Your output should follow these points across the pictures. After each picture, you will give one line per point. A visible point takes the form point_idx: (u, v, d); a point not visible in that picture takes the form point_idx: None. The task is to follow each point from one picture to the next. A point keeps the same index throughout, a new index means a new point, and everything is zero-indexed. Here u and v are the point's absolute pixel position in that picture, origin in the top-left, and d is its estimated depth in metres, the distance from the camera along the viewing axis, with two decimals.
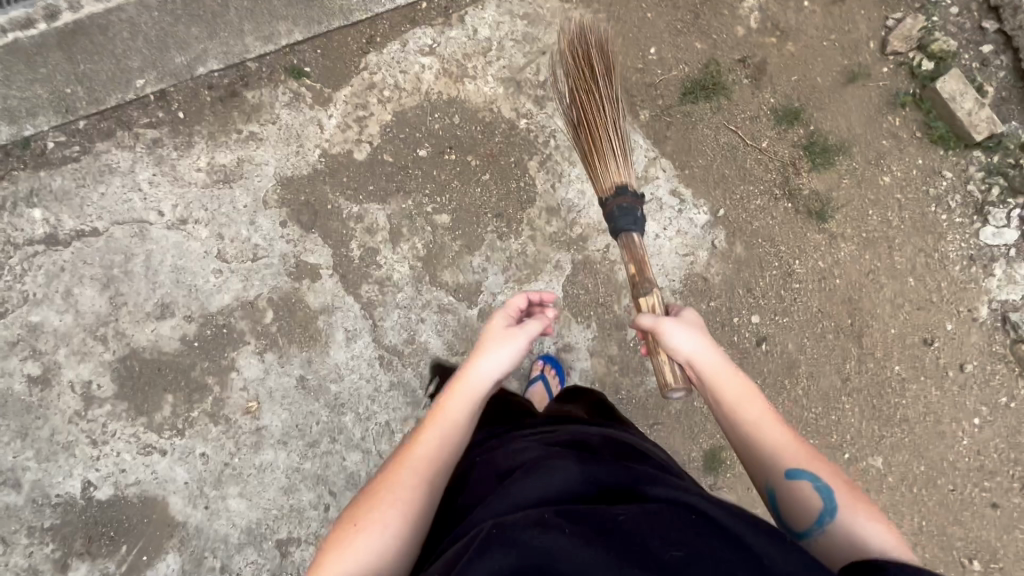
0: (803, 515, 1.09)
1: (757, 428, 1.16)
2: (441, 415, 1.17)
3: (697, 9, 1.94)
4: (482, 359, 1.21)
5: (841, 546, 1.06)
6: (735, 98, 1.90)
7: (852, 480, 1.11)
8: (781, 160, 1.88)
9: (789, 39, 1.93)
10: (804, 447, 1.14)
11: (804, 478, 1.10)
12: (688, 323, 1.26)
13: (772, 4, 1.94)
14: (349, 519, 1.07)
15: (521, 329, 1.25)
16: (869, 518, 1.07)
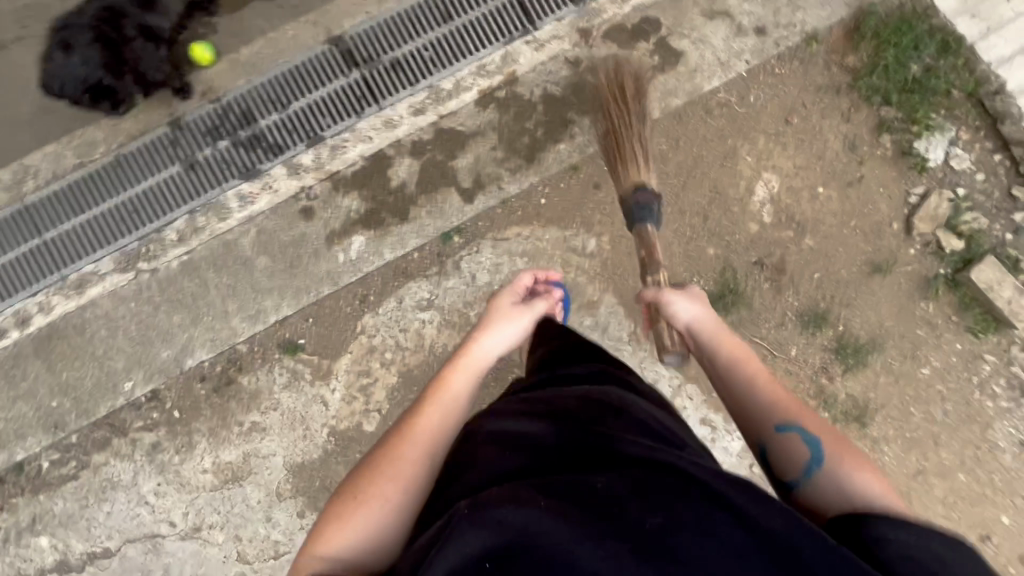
0: (788, 468, 1.02)
1: (751, 387, 1.13)
2: (446, 390, 1.14)
3: (705, 209, 1.81)
4: (486, 337, 1.23)
5: (831, 499, 0.96)
6: (757, 306, 1.79)
7: (848, 438, 1.03)
8: (813, 368, 1.78)
9: (807, 232, 1.81)
10: (798, 404, 1.09)
11: (794, 430, 1.04)
12: (689, 295, 1.27)
13: (784, 194, 1.81)
14: (348, 493, 1.00)
15: (520, 312, 1.28)
16: (863, 474, 0.97)
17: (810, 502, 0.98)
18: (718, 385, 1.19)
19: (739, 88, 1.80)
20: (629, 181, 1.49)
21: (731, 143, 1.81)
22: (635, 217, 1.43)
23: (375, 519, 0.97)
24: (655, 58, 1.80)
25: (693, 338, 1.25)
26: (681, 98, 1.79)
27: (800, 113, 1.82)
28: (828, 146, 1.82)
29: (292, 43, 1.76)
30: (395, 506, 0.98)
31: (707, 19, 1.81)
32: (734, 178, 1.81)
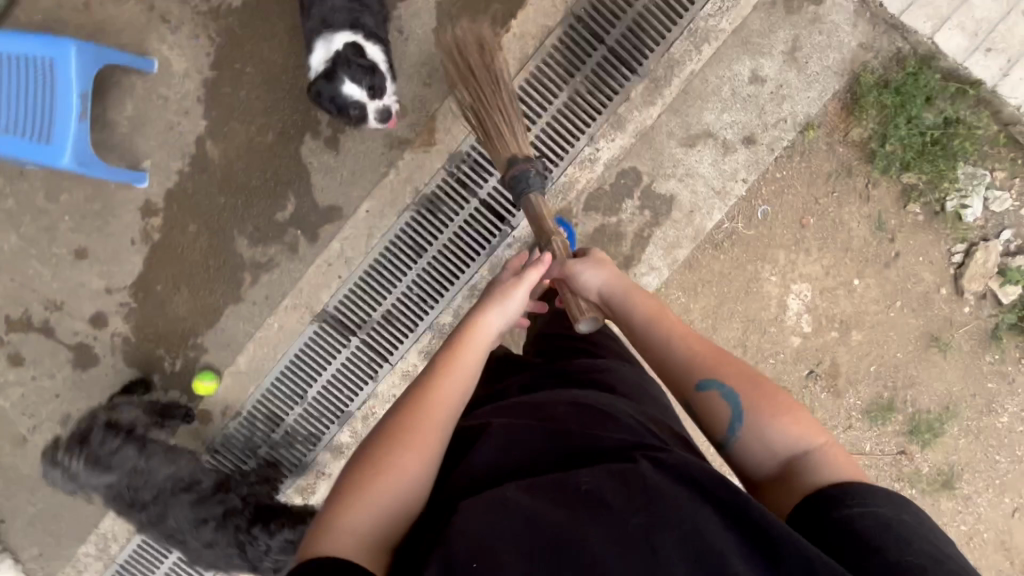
0: (714, 428, 0.90)
1: (666, 340, 0.97)
2: (462, 364, 0.91)
3: (742, 342, 1.74)
4: (498, 312, 0.96)
5: (754, 457, 0.87)
6: (821, 417, 1.76)
7: (772, 381, 0.90)
8: (891, 454, 1.78)
9: (853, 329, 1.73)
10: (721, 355, 0.94)
11: (714, 389, 0.91)
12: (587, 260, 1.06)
13: (818, 299, 1.72)
14: (368, 463, 0.79)
15: (530, 273, 1.00)
16: (797, 424, 0.86)
17: (740, 460, 0.89)
18: (625, 336, 1.03)
19: (743, 210, 1.66)
20: (508, 153, 1.14)
21: (751, 268, 1.70)
22: (519, 188, 1.10)
23: (385, 507, 0.75)
24: (646, 213, 1.65)
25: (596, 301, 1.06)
26: (687, 245, 1.66)
27: (815, 211, 1.67)
28: (852, 234, 1.68)
29: (281, 334, 1.70)
30: (411, 496, 0.77)
31: (687, 148, 1.63)
32: (764, 302, 1.72)
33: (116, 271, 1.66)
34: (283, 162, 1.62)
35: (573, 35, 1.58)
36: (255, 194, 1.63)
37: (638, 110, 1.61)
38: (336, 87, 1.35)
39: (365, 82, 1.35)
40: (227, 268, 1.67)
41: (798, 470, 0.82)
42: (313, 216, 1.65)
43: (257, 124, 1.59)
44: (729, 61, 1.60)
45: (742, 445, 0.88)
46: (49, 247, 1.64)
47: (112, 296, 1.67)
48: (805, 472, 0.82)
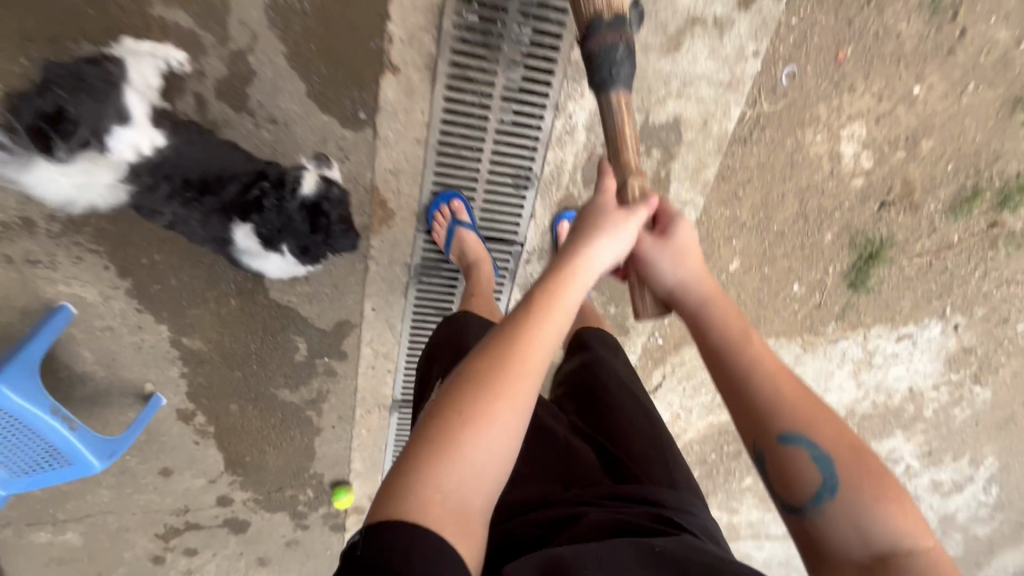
0: (797, 487, 0.75)
1: (749, 370, 0.81)
2: (557, 307, 0.79)
3: (801, 213, 1.57)
4: (606, 242, 0.82)
5: (839, 537, 0.72)
6: (903, 237, 1.65)
7: (882, 466, 0.74)
8: (981, 231, 1.68)
9: (922, 139, 1.48)
10: (817, 409, 0.77)
11: (804, 445, 0.75)
12: (673, 240, 0.87)
13: (877, 130, 1.45)
14: (458, 409, 0.70)
15: (642, 209, 0.84)
16: (901, 514, 0.70)
17: (820, 535, 0.73)
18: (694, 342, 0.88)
19: (763, 85, 1.32)
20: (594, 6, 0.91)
21: (791, 141, 1.42)
22: (599, 74, 0.89)
23: (471, 469, 0.67)
24: (654, 152, 1.36)
25: (667, 289, 0.89)
26: (713, 161, 1.40)
27: (852, 38, 1.30)
28: (902, 38, 1.32)
29: (373, 434, 1.74)
30: (497, 462, 0.70)
31: (674, 54, 1.25)
32: (814, 165, 1.48)
33: (204, 466, 1.69)
34: (265, 314, 1.45)
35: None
36: (263, 353, 1.51)
37: None
38: (292, 207, 1.18)
39: (287, 184, 1.17)
40: (289, 416, 1.65)
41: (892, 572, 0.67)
42: (328, 341, 1.52)
43: (214, 297, 1.40)
44: None
45: (827, 521, 0.73)
46: (137, 480, 1.68)
47: (218, 482, 1.74)
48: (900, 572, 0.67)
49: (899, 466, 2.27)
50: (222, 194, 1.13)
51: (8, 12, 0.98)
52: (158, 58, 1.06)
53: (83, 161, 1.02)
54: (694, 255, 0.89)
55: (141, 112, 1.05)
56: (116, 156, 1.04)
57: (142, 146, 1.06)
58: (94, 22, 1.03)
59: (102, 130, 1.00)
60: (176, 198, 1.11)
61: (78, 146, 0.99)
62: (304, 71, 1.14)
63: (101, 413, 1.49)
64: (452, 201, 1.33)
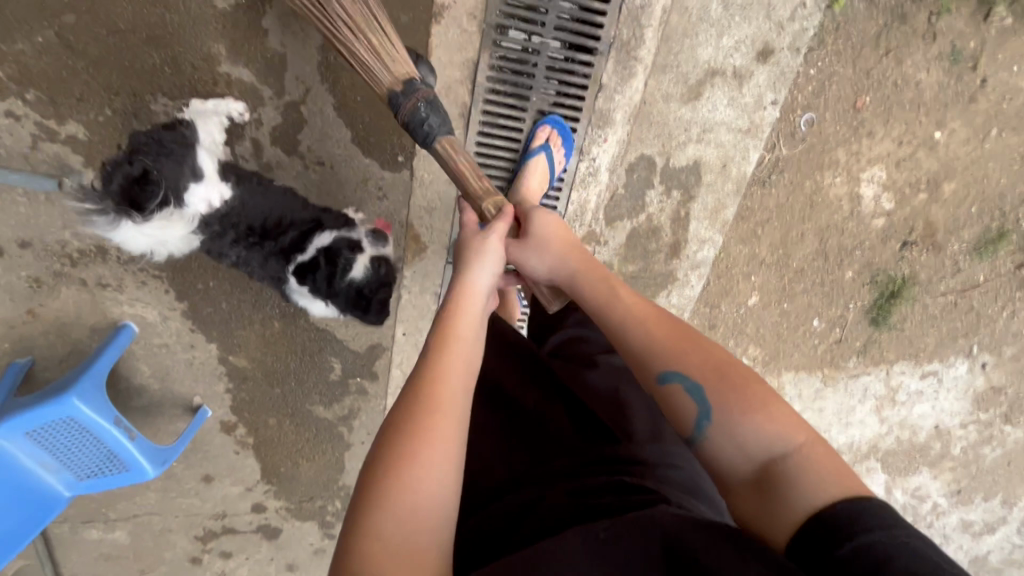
0: (678, 423, 0.77)
1: (623, 321, 0.88)
2: (454, 337, 0.84)
3: (821, 251, 1.60)
4: (480, 267, 0.92)
5: (727, 454, 0.73)
6: (926, 276, 1.66)
7: (746, 372, 0.77)
8: (1007, 272, 1.68)
9: (943, 182, 1.50)
10: (682, 342, 0.82)
11: (676, 378, 0.79)
12: (530, 236, 0.99)
13: (897, 173, 1.48)
14: (393, 449, 0.71)
15: (494, 227, 0.96)
16: (771, 417, 0.71)
17: (713, 465, 0.74)
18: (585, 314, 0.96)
19: (782, 131, 1.37)
20: (386, 86, 1.03)
21: (810, 183, 1.46)
22: (421, 129, 1.03)
23: (415, 501, 0.67)
24: (674, 193, 1.42)
25: (550, 281, 1.01)
26: (732, 201, 1.45)
27: (870, 86, 1.34)
28: (922, 87, 1.35)
29: None
30: (442, 489, 0.70)
31: (694, 103, 1.31)
32: (834, 205, 1.52)
33: (242, 474, 1.81)
34: (304, 335, 1.56)
35: (504, 50, 1.22)
36: (301, 372, 1.62)
37: (619, 93, 1.28)
38: (340, 286, 1.19)
39: (340, 263, 1.17)
40: (322, 431, 1.75)
41: (776, 474, 0.67)
42: (361, 362, 1.63)
43: (259, 319, 1.51)
44: None
45: (713, 445, 0.74)
46: (181, 485, 1.80)
47: (254, 490, 1.85)
48: (782, 479, 0.66)
49: (926, 504, 2.22)
50: (281, 241, 1.17)
51: (97, 71, 1.14)
52: (218, 117, 1.16)
53: (163, 219, 1.07)
54: (557, 236, 1.00)
55: (210, 168, 1.11)
56: (191, 212, 1.09)
57: (213, 200, 1.12)
58: (168, 78, 1.16)
59: (180, 188, 1.06)
60: (241, 244, 1.15)
61: (161, 205, 1.05)
62: (350, 119, 1.25)
63: (154, 422, 1.62)
64: None
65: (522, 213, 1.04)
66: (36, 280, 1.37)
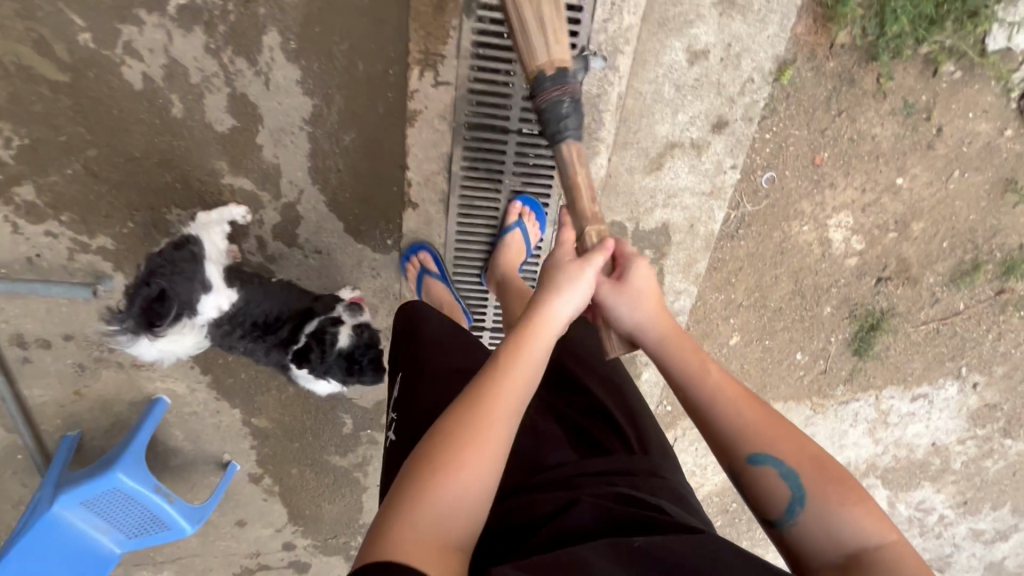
0: (768, 504, 0.78)
1: (714, 397, 0.84)
2: (525, 352, 0.80)
3: (797, 292, 1.65)
4: (566, 298, 0.85)
5: (820, 544, 0.74)
6: (905, 308, 1.70)
7: (841, 468, 0.78)
8: (987, 298, 1.72)
9: (912, 222, 1.55)
10: (777, 426, 0.81)
11: (769, 462, 0.79)
12: (628, 282, 0.90)
13: (864, 218, 1.53)
14: (442, 452, 0.70)
15: (596, 256, 0.88)
16: (867, 512, 0.73)
17: (797, 547, 0.77)
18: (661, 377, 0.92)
19: (745, 190, 1.45)
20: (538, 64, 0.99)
21: (778, 232, 1.53)
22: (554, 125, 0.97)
23: (450, 504, 0.67)
24: (647, 252, 1.52)
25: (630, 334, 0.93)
26: (703, 255, 1.53)
27: (826, 143, 1.40)
28: (878, 139, 1.41)
29: None
30: (477, 495, 0.70)
31: (657, 172, 1.40)
32: (805, 249, 1.57)
33: (272, 517, 1.97)
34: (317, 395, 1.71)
35: (475, 143, 1.33)
36: (317, 426, 1.78)
37: None
38: (332, 358, 1.34)
39: (326, 338, 1.32)
40: (339, 476, 1.90)
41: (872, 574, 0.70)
42: (370, 414, 1.78)
43: (276, 384, 1.67)
44: (655, 57, 1.27)
45: (806, 532, 0.76)
46: (218, 529, 1.98)
47: (283, 531, 2.01)
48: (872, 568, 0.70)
49: (932, 516, 2.22)
50: (280, 334, 1.33)
51: (120, 192, 1.30)
52: (220, 224, 1.28)
53: (175, 331, 1.22)
54: (650, 293, 0.92)
55: (217, 278, 1.25)
56: (202, 319, 1.24)
57: (222, 304, 1.26)
58: (180, 192, 1.31)
59: (191, 301, 1.21)
60: (247, 337, 1.31)
61: (172, 321, 1.20)
62: (341, 213, 1.38)
63: (190, 478, 1.80)
64: (420, 252, 1.40)
65: (620, 254, 0.94)
66: (80, 365, 1.55)
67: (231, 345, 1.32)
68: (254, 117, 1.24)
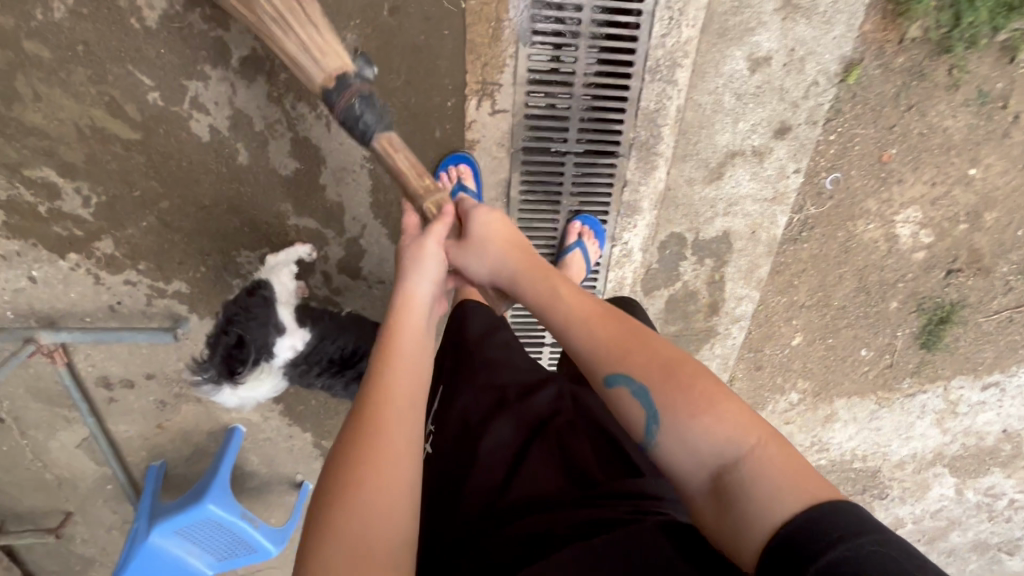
0: (629, 431, 0.74)
1: (567, 324, 0.83)
2: (401, 351, 0.83)
3: (861, 288, 1.59)
4: (420, 279, 0.89)
5: (682, 461, 0.69)
6: (977, 298, 1.64)
7: (699, 370, 0.72)
8: None
9: (985, 212, 1.49)
10: (627, 341, 0.77)
11: (621, 382, 0.74)
12: (469, 236, 0.92)
13: (934, 211, 1.48)
14: (327, 487, 0.70)
15: (432, 226, 0.91)
16: (718, 418, 0.67)
17: (668, 469, 0.71)
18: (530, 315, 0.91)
19: (809, 192, 1.41)
20: (320, 83, 0.98)
21: (842, 232, 1.49)
22: (358, 127, 0.95)
23: (357, 535, 0.66)
24: (707, 261, 1.50)
25: (494, 282, 0.95)
26: (765, 260, 1.51)
27: (895, 140, 1.35)
28: (951, 131, 1.36)
29: None
30: (387, 518, 0.68)
31: (716, 182, 1.38)
32: (871, 246, 1.52)
33: None
34: None
35: (532, 167, 1.32)
36: None
37: (643, 184, 1.36)
38: None
39: None
40: None
41: (732, 484, 0.64)
42: None
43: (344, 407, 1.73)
44: (715, 67, 1.24)
45: (666, 451, 0.70)
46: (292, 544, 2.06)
47: None
48: (738, 482, 0.63)
49: (1004, 502, 2.11)
50: (359, 367, 1.36)
51: (191, 241, 1.33)
52: (288, 265, 1.31)
53: (255, 376, 1.28)
54: (497, 237, 0.92)
55: (289, 320, 1.29)
56: (278, 362, 1.29)
57: (296, 344, 1.30)
58: (248, 235, 1.34)
59: (268, 345, 1.26)
60: (324, 373, 1.34)
61: (252, 366, 1.26)
62: (402, 243, 1.40)
63: (267, 497, 1.87)
64: (460, 164, 1.27)
65: (462, 211, 0.95)
66: (161, 401, 1.61)
67: (308, 382, 1.36)
68: (317, 158, 1.27)
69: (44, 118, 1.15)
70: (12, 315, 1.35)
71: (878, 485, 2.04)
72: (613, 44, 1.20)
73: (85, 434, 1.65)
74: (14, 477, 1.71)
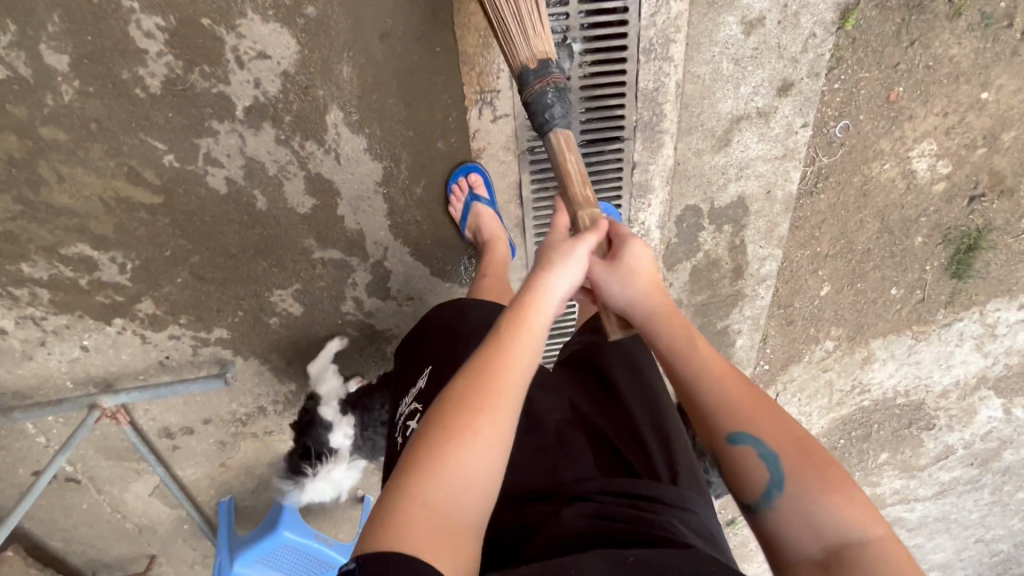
0: (746, 485, 0.78)
1: (696, 378, 0.84)
2: (528, 331, 0.80)
3: (884, 229, 1.57)
4: (561, 274, 0.85)
5: (795, 530, 0.73)
6: (1004, 220, 1.61)
7: (822, 449, 0.77)
8: None
9: (1003, 132, 1.46)
10: (761, 407, 0.80)
11: (750, 443, 0.78)
12: (622, 263, 0.90)
13: (949, 140, 1.45)
14: (438, 436, 0.71)
15: (586, 236, 0.88)
16: (848, 501, 0.72)
17: (772, 536, 0.75)
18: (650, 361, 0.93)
19: (818, 144, 1.41)
20: (522, 59, 1.02)
21: (859, 177, 1.48)
22: (540, 115, 0.99)
23: (455, 483, 0.68)
24: (726, 227, 1.50)
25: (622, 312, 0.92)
26: (783, 218, 1.51)
27: (901, 77, 1.35)
28: (957, 59, 1.35)
29: None
30: (481, 474, 0.70)
31: (726, 148, 1.38)
32: (889, 185, 1.50)
33: None
34: None
35: (542, 165, 1.35)
36: None
37: (652, 163, 1.37)
38: None
39: None
40: None
41: (845, 560, 0.68)
42: None
43: None
44: (709, 36, 1.27)
45: (782, 516, 0.74)
46: None
47: None
48: (852, 559, 0.68)
49: None
50: None
51: (225, 289, 1.37)
52: (328, 366, 1.48)
53: (327, 468, 1.50)
54: (644, 276, 0.91)
55: (335, 415, 1.51)
56: (341, 450, 1.51)
57: (348, 431, 1.52)
58: (277, 275, 1.38)
59: (326, 441, 1.50)
60: None
61: (320, 462, 1.49)
62: (425, 257, 1.43)
63: (333, 516, 1.95)
64: (470, 173, 1.32)
65: (616, 234, 0.93)
66: (222, 442, 1.68)
67: None
68: (332, 192, 1.30)
69: (71, 196, 1.20)
70: (71, 384, 1.41)
71: (925, 417, 2.03)
72: (604, 32, 1.23)
73: (157, 481, 1.74)
74: (97, 531, 1.81)
